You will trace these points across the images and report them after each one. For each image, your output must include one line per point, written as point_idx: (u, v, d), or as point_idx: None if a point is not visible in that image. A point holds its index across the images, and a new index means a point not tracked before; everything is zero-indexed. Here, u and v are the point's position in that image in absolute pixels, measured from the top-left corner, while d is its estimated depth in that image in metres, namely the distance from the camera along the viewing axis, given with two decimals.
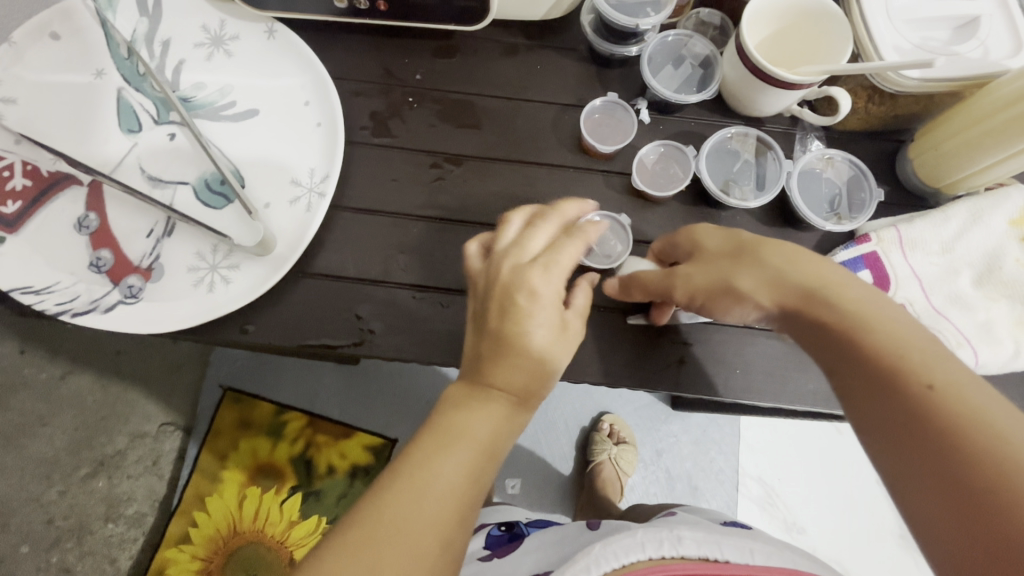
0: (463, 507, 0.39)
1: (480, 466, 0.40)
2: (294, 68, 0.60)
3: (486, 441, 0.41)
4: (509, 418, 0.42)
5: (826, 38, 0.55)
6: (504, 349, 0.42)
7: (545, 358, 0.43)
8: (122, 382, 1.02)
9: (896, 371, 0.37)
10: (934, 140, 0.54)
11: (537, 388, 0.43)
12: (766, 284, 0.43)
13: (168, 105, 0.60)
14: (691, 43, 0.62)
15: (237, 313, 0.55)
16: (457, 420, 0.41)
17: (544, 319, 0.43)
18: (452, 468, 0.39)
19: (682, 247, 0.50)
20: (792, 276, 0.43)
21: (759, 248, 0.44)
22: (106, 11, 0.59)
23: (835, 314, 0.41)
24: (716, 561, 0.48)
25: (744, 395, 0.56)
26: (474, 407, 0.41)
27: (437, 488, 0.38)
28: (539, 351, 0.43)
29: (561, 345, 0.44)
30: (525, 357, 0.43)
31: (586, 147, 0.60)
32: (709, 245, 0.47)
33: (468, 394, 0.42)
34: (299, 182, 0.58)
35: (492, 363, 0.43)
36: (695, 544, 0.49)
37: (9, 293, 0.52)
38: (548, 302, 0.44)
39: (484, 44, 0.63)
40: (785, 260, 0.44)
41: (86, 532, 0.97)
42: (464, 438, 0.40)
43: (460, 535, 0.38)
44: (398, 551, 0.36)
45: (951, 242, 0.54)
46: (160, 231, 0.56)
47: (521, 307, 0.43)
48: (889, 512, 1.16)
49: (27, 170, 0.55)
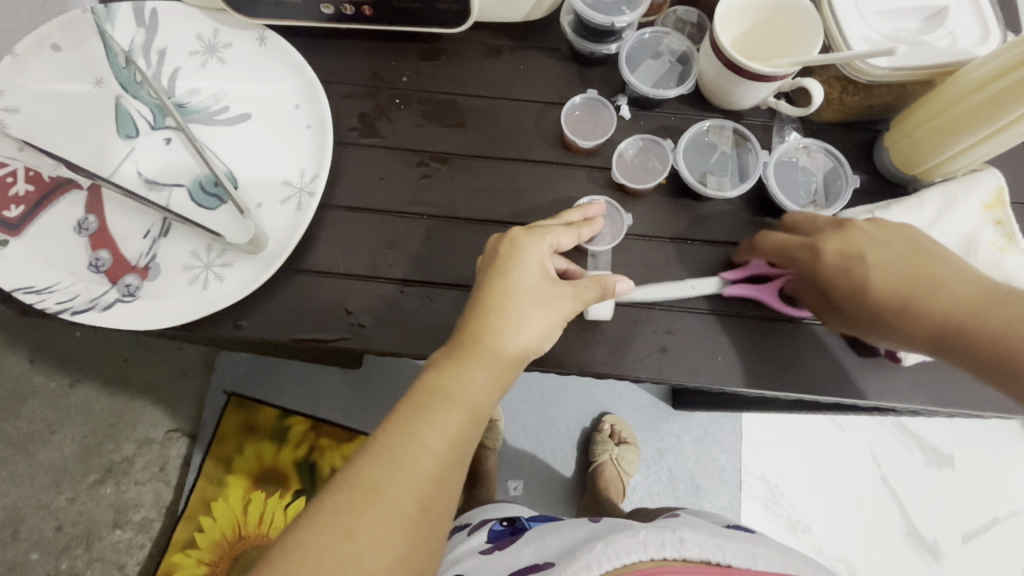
0: (442, 469, 0.42)
1: (461, 429, 0.44)
2: (285, 73, 0.62)
3: (467, 403, 0.45)
4: (489, 380, 0.46)
5: (799, 32, 0.56)
6: (493, 296, 0.48)
7: (527, 308, 0.48)
8: (129, 391, 1.12)
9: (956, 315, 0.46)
10: (907, 128, 0.56)
11: (515, 350, 0.47)
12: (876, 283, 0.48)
13: (164, 111, 0.62)
14: (667, 40, 0.64)
15: (229, 310, 0.57)
16: (438, 384, 0.45)
17: (528, 266, 0.49)
18: (436, 434, 0.43)
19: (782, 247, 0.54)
20: (893, 272, 0.48)
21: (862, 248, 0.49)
22: (105, 23, 0.62)
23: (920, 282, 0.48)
24: (718, 564, 0.49)
25: (731, 384, 0.56)
26: (454, 371, 0.45)
27: (421, 450, 0.42)
28: (524, 298, 0.48)
29: (544, 300, 0.49)
30: (512, 303, 0.48)
31: (567, 143, 0.62)
32: (830, 242, 0.50)
33: (452, 357, 0.46)
34: (290, 182, 0.60)
35: (478, 319, 0.47)
36: (698, 547, 0.50)
37: (12, 293, 0.54)
38: (538, 249, 0.50)
39: (468, 46, 0.65)
40: (888, 265, 0.49)
41: (94, 538, 1.06)
42: (446, 400, 0.44)
43: (437, 500, 0.42)
44: (381, 509, 0.40)
45: (928, 226, 0.55)
46: (156, 232, 0.58)
47: (507, 256, 0.49)
48: (894, 509, 1.15)
49: (29, 175, 0.57)
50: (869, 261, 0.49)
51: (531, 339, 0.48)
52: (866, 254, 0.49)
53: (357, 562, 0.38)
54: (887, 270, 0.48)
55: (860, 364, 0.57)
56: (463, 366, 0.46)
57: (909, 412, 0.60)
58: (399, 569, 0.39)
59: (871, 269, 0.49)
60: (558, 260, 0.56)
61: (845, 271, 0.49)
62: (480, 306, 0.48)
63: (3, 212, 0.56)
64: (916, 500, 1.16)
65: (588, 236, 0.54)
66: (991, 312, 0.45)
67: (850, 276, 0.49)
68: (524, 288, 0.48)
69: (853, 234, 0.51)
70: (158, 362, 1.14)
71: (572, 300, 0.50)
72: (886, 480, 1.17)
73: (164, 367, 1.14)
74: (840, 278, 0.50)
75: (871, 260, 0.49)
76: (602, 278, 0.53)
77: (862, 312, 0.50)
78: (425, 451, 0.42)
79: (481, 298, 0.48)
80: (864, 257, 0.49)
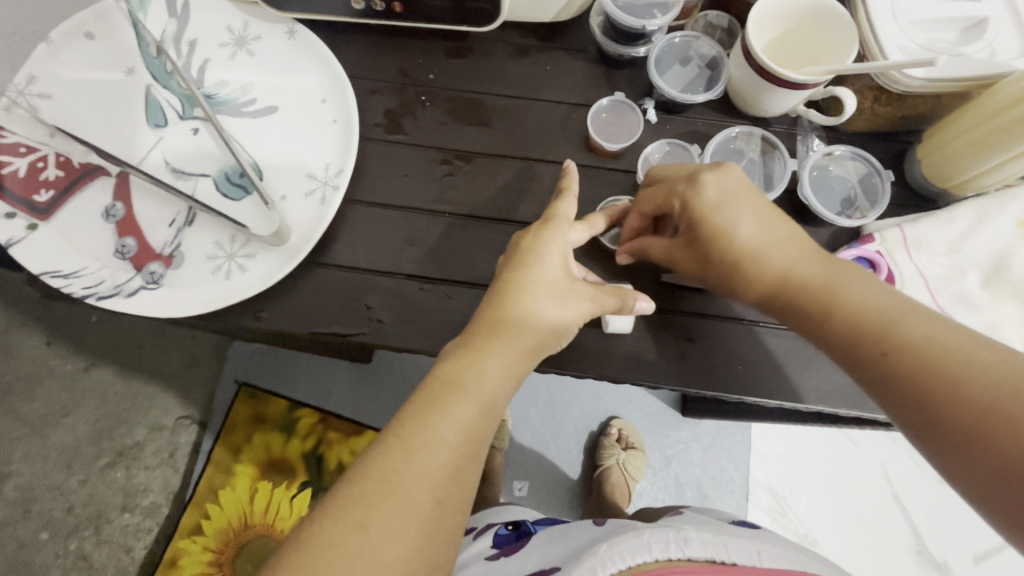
0: (455, 461, 0.42)
1: (474, 419, 0.44)
2: (314, 67, 0.62)
3: (480, 394, 0.45)
4: (503, 370, 0.46)
5: (834, 39, 0.55)
6: (512, 288, 0.48)
7: (544, 300, 0.48)
8: (144, 377, 1.14)
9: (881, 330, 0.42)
10: (941, 140, 0.55)
11: (530, 342, 0.47)
12: (784, 268, 0.47)
13: (193, 101, 0.62)
14: (697, 44, 0.63)
15: (251, 301, 0.57)
16: (451, 373, 0.45)
17: (549, 260, 0.49)
18: (448, 425, 0.43)
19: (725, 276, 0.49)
20: (769, 245, 0.47)
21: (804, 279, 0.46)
22: (138, 12, 0.63)
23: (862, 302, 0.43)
24: (722, 562, 0.49)
25: (749, 393, 0.56)
26: (466, 362, 0.45)
27: (436, 442, 0.42)
28: (540, 291, 0.48)
29: (562, 296, 0.49)
30: (529, 295, 0.48)
31: (593, 146, 0.61)
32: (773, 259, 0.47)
33: (465, 347, 0.46)
34: (314, 176, 0.60)
35: (494, 309, 0.48)
36: (702, 547, 0.50)
37: (40, 276, 0.55)
38: (557, 244, 0.50)
39: (495, 45, 0.65)
40: (872, 289, 0.44)
41: (102, 521, 1.08)
42: (459, 390, 0.44)
43: (450, 494, 0.42)
44: (394, 503, 0.40)
45: (957, 242, 0.56)
46: (181, 221, 0.59)
47: (527, 252, 0.50)
48: (904, 527, 1.14)
49: (60, 161, 0.58)
50: (748, 239, 0.47)
51: (548, 330, 0.48)
52: (733, 221, 0.47)
53: (370, 553, 0.38)
54: (860, 286, 0.44)
55: None
56: (476, 354, 0.46)
57: None
58: (414, 563, 0.39)
59: (840, 298, 0.44)
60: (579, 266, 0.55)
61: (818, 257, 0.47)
62: (496, 297, 0.48)
63: (33, 196, 0.57)
64: (927, 518, 1.14)
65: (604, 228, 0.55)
66: (914, 325, 0.41)
67: (818, 297, 0.45)
68: (543, 281, 0.49)
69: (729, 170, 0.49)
70: (172, 349, 1.16)
71: (592, 302, 0.50)
72: (897, 496, 1.15)
73: (178, 355, 1.15)
74: (713, 241, 0.48)
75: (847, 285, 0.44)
76: (622, 291, 0.53)
77: (842, 338, 0.44)
78: (437, 442, 0.42)
79: (499, 292, 0.48)
80: (730, 208, 0.48)
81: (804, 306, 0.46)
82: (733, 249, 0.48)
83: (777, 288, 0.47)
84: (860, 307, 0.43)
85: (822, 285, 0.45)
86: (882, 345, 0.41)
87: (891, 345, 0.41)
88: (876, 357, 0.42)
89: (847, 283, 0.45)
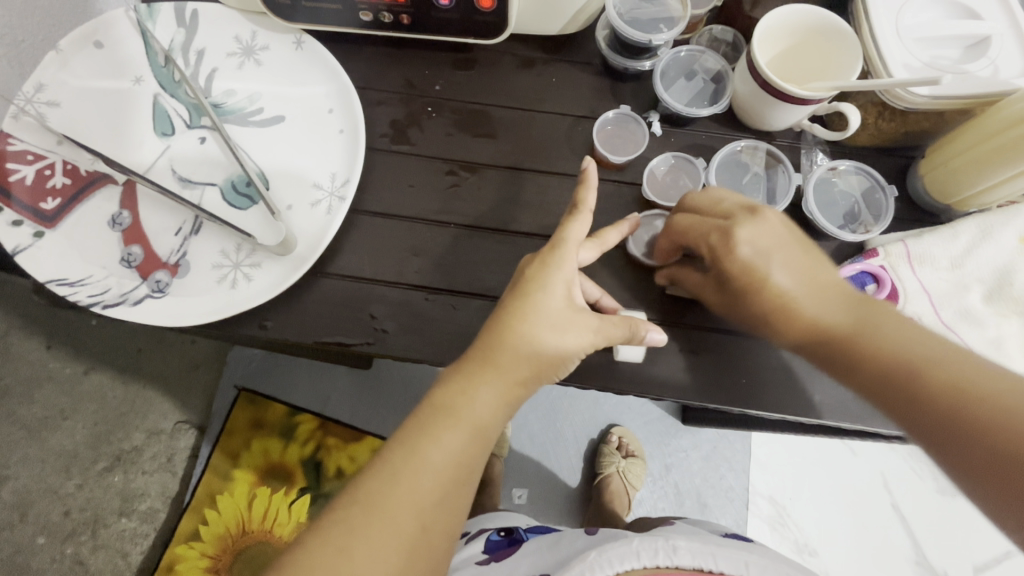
0: (442, 487, 0.43)
1: (465, 448, 0.44)
2: (321, 77, 0.63)
3: (472, 422, 0.45)
4: (496, 398, 0.46)
5: (838, 56, 0.56)
6: (512, 314, 0.47)
7: (544, 328, 0.47)
8: (143, 382, 1.14)
9: (920, 377, 0.42)
10: (944, 157, 0.55)
11: (528, 370, 0.47)
12: (828, 316, 0.46)
13: (201, 110, 0.63)
14: (703, 58, 0.64)
15: (257, 310, 0.57)
16: (445, 400, 0.45)
17: (552, 288, 0.48)
18: (439, 453, 0.43)
19: (762, 315, 0.49)
20: (811, 292, 0.47)
21: (841, 328, 0.46)
22: (147, 22, 0.63)
23: (902, 349, 0.43)
24: (708, 571, 0.50)
25: (754, 405, 0.56)
26: (464, 391, 0.45)
27: (426, 471, 0.43)
28: (546, 317, 0.47)
29: (564, 326, 0.48)
30: (528, 323, 0.47)
31: (598, 158, 0.62)
32: (808, 307, 0.47)
33: (461, 374, 0.46)
34: (320, 186, 0.60)
35: (491, 336, 0.47)
36: (690, 555, 0.50)
37: (47, 284, 0.55)
38: (563, 271, 0.49)
39: (502, 57, 0.65)
40: (907, 335, 0.44)
41: (99, 526, 1.08)
42: (451, 417, 0.45)
43: (436, 520, 0.43)
44: (380, 528, 0.41)
45: (960, 258, 0.56)
46: (187, 230, 0.59)
47: (530, 280, 0.48)
48: (904, 537, 1.14)
49: (67, 169, 0.59)
50: (788, 284, 0.47)
51: (545, 360, 0.47)
52: (769, 267, 0.47)
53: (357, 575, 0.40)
54: (897, 334, 0.44)
55: None
56: (470, 383, 0.46)
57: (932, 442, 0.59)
58: None
59: (876, 346, 0.44)
60: (592, 287, 0.56)
61: (853, 301, 0.47)
62: (496, 324, 0.47)
63: (40, 203, 0.57)
64: (926, 527, 1.14)
65: (612, 246, 0.55)
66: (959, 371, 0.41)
67: (856, 342, 0.45)
68: (545, 309, 0.48)
69: (762, 217, 0.49)
70: (171, 355, 1.15)
71: (596, 332, 0.50)
72: (896, 506, 1.15)
73: (177, 360, 1.15)
74: (748, 285, 0.48)
75: (886, 331, 0.45)
76: (633, 320, 0.53)
77: (882, 383, 0.44)
78: (426, 468, 0.43)
79: (501, 319, 0.47)
80: (765, 252, 0.48)
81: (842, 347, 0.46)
82: (769, 290, 0.48)
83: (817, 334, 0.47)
84: (896, 351, 0.43)
85: (868, 331, 0.45)
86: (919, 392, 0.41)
87: (947, 391, 0.40)
88: (936, 409, 0.40)
89: (884, 327, 0.45)
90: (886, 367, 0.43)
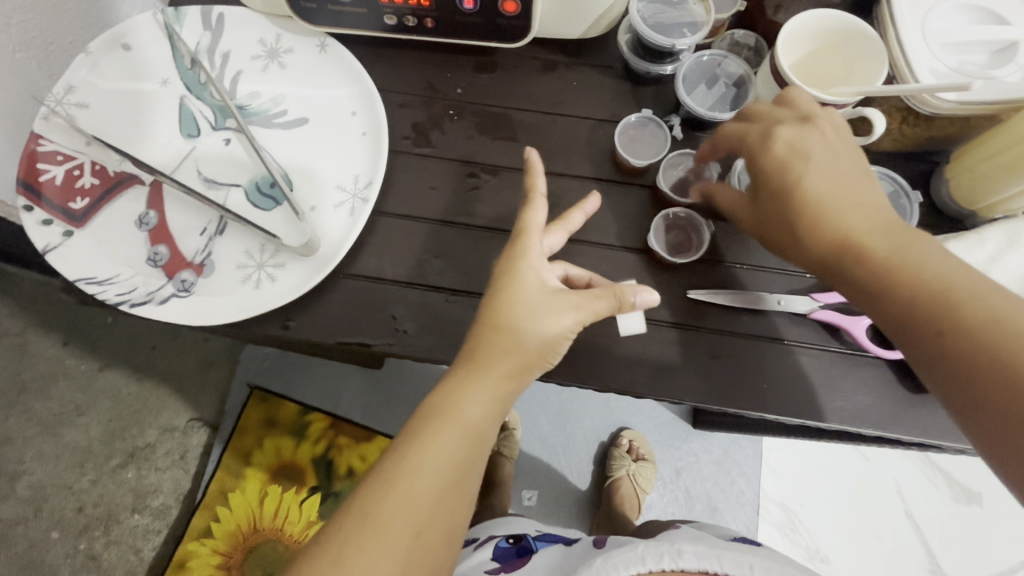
0: (436, 492, 0.43)
1: (459, 453, 0.44)
2: (344, 80, 0.63)
3: (463, 425, 0.45)
4: (488, 400, 0.46)
5: (862, 60, 0.55)
6: (495, 307, 0.48)
7: (526, 319, 0.47)
8: (159, 379, 1.16)
9: (945, 306, 0.41)
10: (969, 162, 0.55)
11: (514, 364, 0.47)
12: (857, 229, 0.44)
13: (226, 112, 0.63)
14: (725, 62, 0.63)
15: (280, 310, 0.58)
16: (437, 403, 0.46)
17: (528, 279, 0.49)
18: (431, 458, 0.44)
19: (778, 225, 0.48)
20: (844, 204, 0.45)
21: (863, 239, 0.44)
22: (174, 25, 0.64)
23: (932, 274, 0.42)
24: (715, 573, 0.52)
25: (774, 410, 0.56)
26: (457, 392, 0.46)
27: (418, 475, 0.43)
28: (524, 308, 0.48)
29: (544, 312, 0.48)
30: (509, 315, 0.47)
31: (618, 161, 0.62)
32: (834, 215, 0.45)
33: (453, 375, 0.47)
34: (343, 188, 0.61)
35: (480, 335, 0.48)
36: (696, 558, 0.53)
37: (76, 283, 0.56)
38: (529, 260, 0.50)
39: (523, 61, 0.65)
40: (939, 259, 0.42)
41: (112, 521, 1.09)
42: (443, 421, 0.45)
43: (431, 526, 0.43)
44: (374, 536, 0.41)
45: (987, 263, 0.55)
46: (212, 230, 0.59)
47: (509, 269, 0.49)
48: (918, 544, 1.12)
49: (95, 170, 0.60)
50: (818, 191, 0.46)
51: (531, 351, 0.47)
52: (801, 169, 0.47)
53: None
54: (929, 257, 0.42)
55: (909, 400, 0.56)
56: (461, 385, 0.46)
57: (951, 450, 0.59)
58: None
59: (898, 265, 0.43)
60: (580, 271, 0.55)
61: (883, 220, 0.45)
62: (485, 319, 0.48)
63: (69, 203, 0.58)
64: (940, 536, 1.13)
65: (577, 222, 0.54)
66: (991, 309, 0.40)
67: (881, 257, 0.43)
68: (525, 299, 0.48)
69: (812, 126, 0.49)
70: (185, 353, 1.17)
71: (577, 309, 0.48)
72: (910, 514, 1.14)
73: (189, 359, 1.16)
74: (778, 190, 0.47)
75: (920, 255, 0.43)
76: (617, 288, 0.50)
77: (900, 303, 0.42)
78: (419, 473, 0.43)
79: (489, 311, 0.48)
80: (807, 157, 0.47)
81: (864, 263, 0.44)
82: (802, 196, 0.46)
83: (843, 246, 0.44)
84: (925, 274, 0.42)
85: (900, 252, 0.43)
86: (943, 314, 0.41)
87: (976, 325, 0.39)
88: (955, 342, 0.40)
89: (914, 249, 0.43)
90: (901, 287, 0.42)
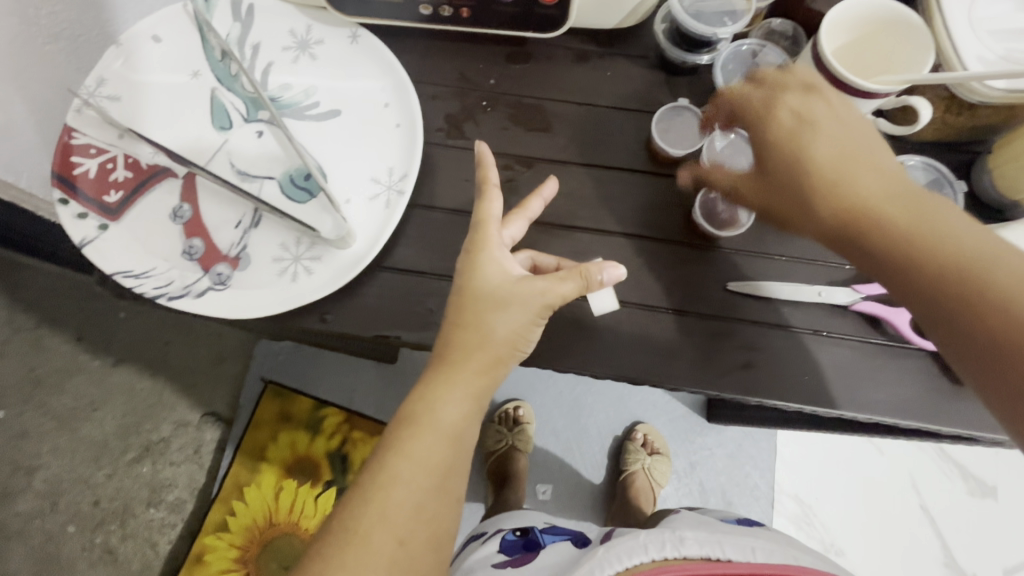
0: (416, 500, 0.43)
1: (438, 456, 0.44)
2: (377, 72, 0.63)
3: (438, 429, 0.45)
4: (462, 401, 0.46)
5: (907, 49, 0.55)
6: (460, 304, 0.48)
7: (489, 313, 0.47)
8: (177, 373, 1.16)
9: (963, 277, 0.37)
10: (1014, 150, 0.55)
11: (484, 359, 0.47)
12: (867, 199, 0.42)
13: (258, 104, 0.62)
14: (763, 52, 0.62)
15: (315, 304, 0.58)
16: (409, 410, 0.46)
17: (490, 271, 0.49)
18: (406, 466, 0.44)
19: (783, 196, 0.46)
20: (857, 170, 0.43)
21: (870, 210, 0.42)
22: (205, 14, 0.64)
23: (946, 246, 0.39)
24: (718, 560, 0.51)
25: (816, 402, 0.56)
26: (427, 397, 0.45)
27: (396, 484, 0.43)
28: (489, 301, 0.47)
29: (508, 302, 0.47)
30: (472, 309, 0.47)
31: (654, 150, 0.62)
32: (857, 181, 0.43)
33: (424, 379, 0.47)
34: (378, 181, 0.60)
35: (447, 336, 0.48)
36: (698, 545, 0.52)
37: (113, 276, 0.56)
38: (490, 252, 0.49)
39: (555, 51, 0.65)
40: (960, 228, 0.39)
41: (129, 515, 1.09)
42: (416, 427, 0.45)
43: (413, 534, 0.43)
44: (355, 549, 0.42)
45: None
46: (247, 223, 0.59)
47: (471, 262, 0.49)
48: (932, 538, 1.12)
49: (128, 163, 0.59)
50: (828, 157, 0.44)
51: (501, 346, 0.47)
52: (812, 134, 0.45)
53: None
54: (948, 226, 0.39)
55: (946, 391, 0.56)
56: (431, 390, 0.46)
57: (987, 443, 0.58)
58: None
59: (911, 235, 0.40)
60: (546, 257, 0.56)
61: (900, 191, 0.42)
62: (451, 317, 0.48)
63: (103, 197, 0.58)
64: (954, 529, 1.13)
65: (535, 209, 0.55)
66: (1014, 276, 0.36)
67: (892, 229, 0.41)
68: (486, 291, 0.48)
69: (820, 95, 0.47)
70: (202, 348, 1.17)
71: (543, 295, 0.48)
72: (925, 508, 1.14)
73: (204, 353, 1.17)
74: (785, 159, 0.46)
75: (938, 223, 0.40)
76: (583, 267, 0.50)
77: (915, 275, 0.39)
78: (395, 482, 0.43)
79: (455, 308, 0.48)
80: (815, 124, 0.46)
81: (873, 236, 0.41)
82: (813, 163, 0.44)
83: (848, 212, 0.42)
84: (943, 242, 0.39)
85: (913, 222, 0.40)
86: (962, 284, 0.37)
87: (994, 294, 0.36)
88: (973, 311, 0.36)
89: (929, 218, 0.40)
90: (913, 258, 0.39)
